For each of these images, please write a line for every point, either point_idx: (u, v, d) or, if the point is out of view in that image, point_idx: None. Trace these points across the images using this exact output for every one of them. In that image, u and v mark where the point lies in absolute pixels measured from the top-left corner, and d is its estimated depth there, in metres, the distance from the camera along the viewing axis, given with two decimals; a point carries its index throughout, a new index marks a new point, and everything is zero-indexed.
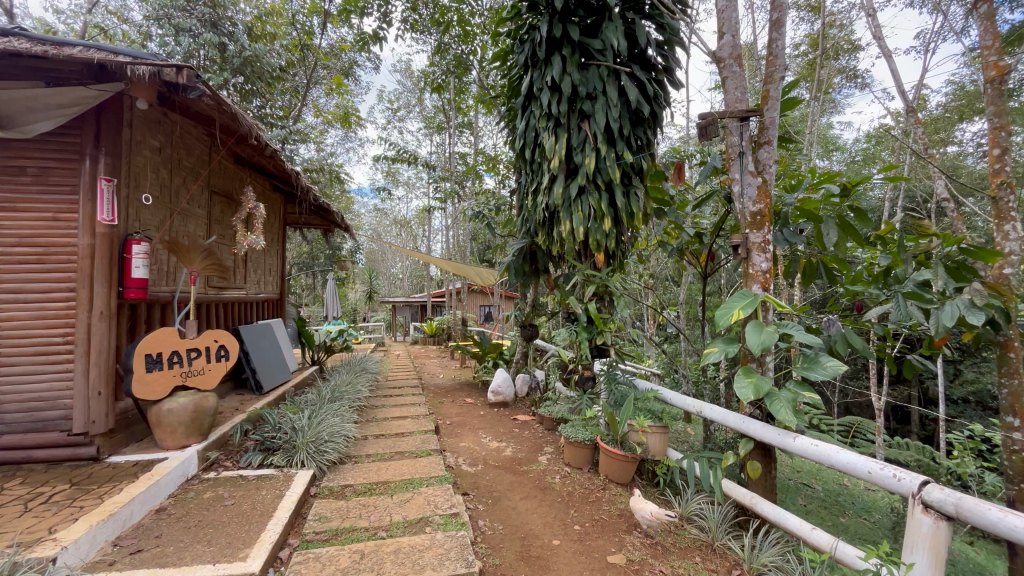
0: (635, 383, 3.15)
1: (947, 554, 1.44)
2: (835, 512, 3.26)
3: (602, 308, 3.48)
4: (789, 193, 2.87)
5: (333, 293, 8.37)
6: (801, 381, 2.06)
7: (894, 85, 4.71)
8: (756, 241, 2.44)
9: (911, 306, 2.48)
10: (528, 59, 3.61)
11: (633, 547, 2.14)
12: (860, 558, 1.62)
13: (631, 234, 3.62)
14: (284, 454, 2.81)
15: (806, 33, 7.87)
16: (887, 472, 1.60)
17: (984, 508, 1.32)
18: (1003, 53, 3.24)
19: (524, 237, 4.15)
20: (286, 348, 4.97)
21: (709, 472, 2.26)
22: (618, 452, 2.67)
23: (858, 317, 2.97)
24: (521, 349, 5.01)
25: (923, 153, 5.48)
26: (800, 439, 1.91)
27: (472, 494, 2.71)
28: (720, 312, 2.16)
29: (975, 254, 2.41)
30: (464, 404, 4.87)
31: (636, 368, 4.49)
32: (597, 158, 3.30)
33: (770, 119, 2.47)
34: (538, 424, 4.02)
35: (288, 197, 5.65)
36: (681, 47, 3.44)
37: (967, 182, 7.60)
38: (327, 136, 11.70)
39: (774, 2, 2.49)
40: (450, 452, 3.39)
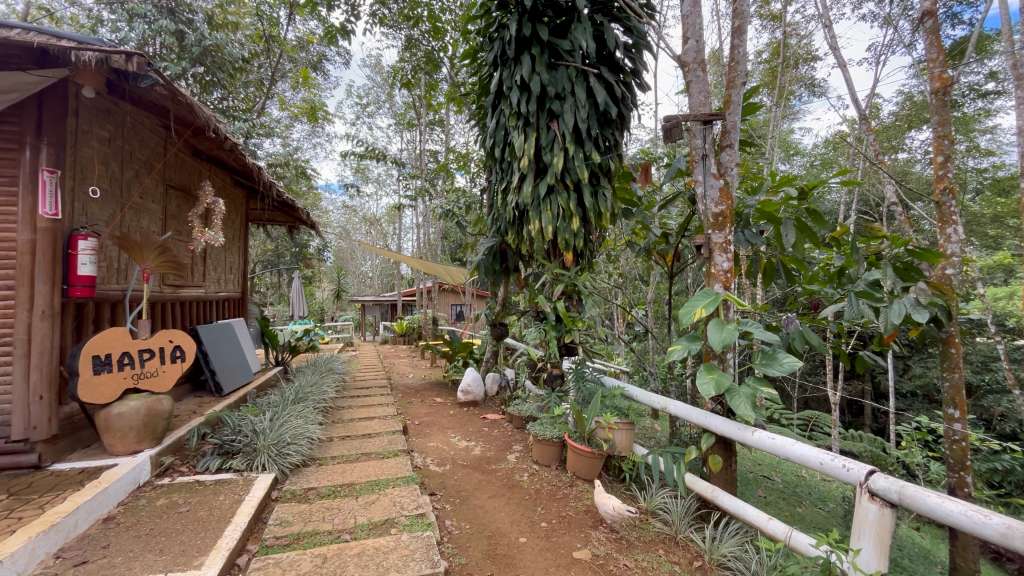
0: (603, 380, 3.19)
1: (891, 539, 1.52)
2: (792, 503, 3.39)
3: (571, 307, 3.51)
4: (751, 196, 2.96)
5: (299, 292, 8.15)
6: (760, 377, 2.13)
7: (849, 94, 4.95)
8: (718, 242, 2.51)
9: (863, 305, 2.58)
10: (498, 58, 3.62)
11: (598, 542, 2.17)
12: (812, 546, 1.68)
13: (599, 234, 3.67)
14: (244, 458, 2.72)
15: (767, 42, 8.16)
16: (838, 462, 1.68)
17: (924, 495, 1.40)
18: (946, 66, 3.48)
19: (494, 236, 4.15)
20: (248, 348, 4.81)
21: (673, 467, 2.31)
22: (585, 449, 2.70)
23: (815, 315, 3.10)
24: (491, 348, 5.00)
25: (874, 159, 5.78)
26: (758, 432, 1.98)
27: (440, 494, 2.70)
28: (683, 310, 2.21)
29: (921, 255, 2.55)
30: (433, 404, 4.84)
31: (605, 366, 4.57)
32: (566, 157, 3.33)
33: (732, 123, 2.55)
34: (507, 422, 4.03)
35: (250, 192, 5.47)
36: (648, 50, 3.50)
37: (916, 187, 8.04)
38: (294, 131, 11.40)
39: (736, 10, 2.58)
40: (418, 452, 3.36)
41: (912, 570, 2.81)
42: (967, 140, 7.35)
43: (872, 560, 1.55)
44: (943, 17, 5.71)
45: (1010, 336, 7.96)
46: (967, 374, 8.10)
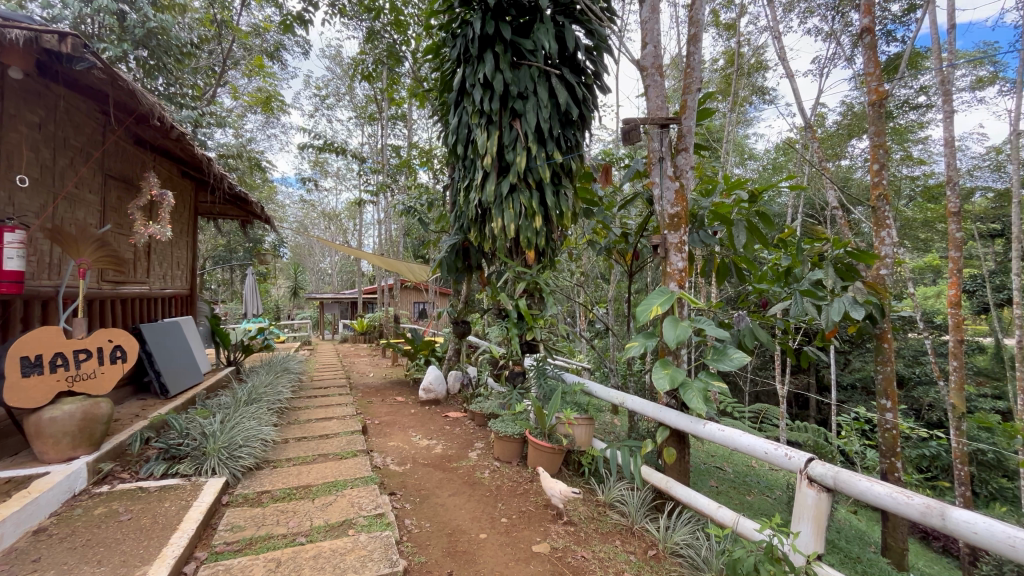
0: (564, 377, 3.24)
1: (827, 522, 1.63)
2: (742, 492, 3.57)
3: (532, 305, 3.54)
4: (705, 198, 3.07)
5: (253, 289, 7.82)
6: (711, 372, 2.22)
7: (796, 102, 5.25)
8: (673, 242, 2.60)
9: (806, 303, 2.73)
10: (460, 55, 3.60)
11: (557, 535, 2.21)
12: (757, 531, 1.77)
13: (561, 233, 3.71)
14: (192, 462, 2.60)
15: (722, 50, 8.48)
16: (781, 452, 1.77)
17: (857, 480, 1.51)
18: (882, 80, 3.78)
19: (457, 233, 4.13)
20: (196, 347, 4.59)
21: (630, 460, 2.39)
22: (545, 444, 2.73)
23: (764, 313, 3.25)
24: (454, 346, 4.98)
25: (818, 166, 6.13)
26: (709, 425, 2.06)
27: (400, 493, 2.67)
28: (640, 308, 2.28)
29: (858, 256, 2.73)
30: (394, 403, 4.77)
31: (567, 364, 4.66)
32: (528, 157, 3.35)
33: (688, 127, 2.64)
34: (469, 420, 4.03)
35: (200, 184, 5.21)
36: (609, 53, 3.57)
37: (856, 192, 8.56)
38: (247, 121, 10.92)
39: (692, 18, 2.67)
40: (379, 452, 3.31)
41: (848, 550, 3.02)
42: (901, 150, 7.89)
43: (809, 542, 1.65)
44: (879, 33, 6.11)
45: (936, 332, 8.63)
46: (900, 367, 8.70)
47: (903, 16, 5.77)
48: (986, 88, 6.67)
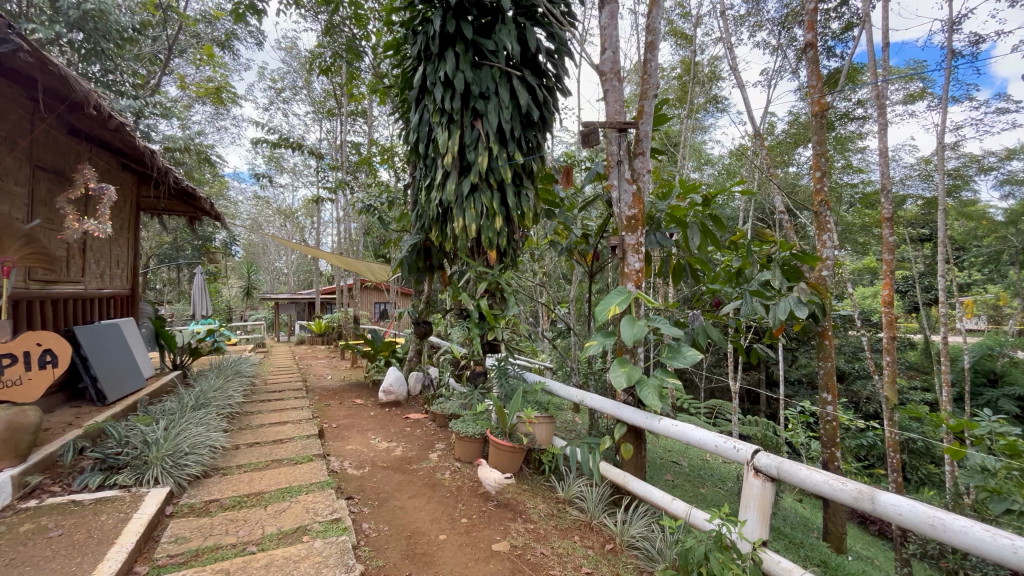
0: (525, 376, 3.26)
1: (771, 508, 1.71)
2: (696, 484, 3.72)
3: (493, 305, 3.54)
4: (662, 201, 3.17)
5: (202, 289, 7.45)
6: (666, 369, 2.30)
7: (747, 111, 5.51)
8: (630, 243, 2.67)
9: (755, 302, 2.86)
10: (421, 52, 3.56)
11: (517, 533, 2.22)
12: (707, 521, 1.85)
13: (522, 233, 3.73)
14: (132, 472, 2.45)
15: (679, 59, 8.77)
16: (730, 445, 1.85)
17: (799, 469, 1.59)
18: (824, 93, 4.02)
19: (418, 233, 4.08)
20: (138, 351, 4.32)
21: (589, 457, 2.43)
22: (505, 444, 2.74)
23: (717, 312, 3.37)
24: (414, 347, 4.91)
25: (767, 172, 6.44)
26: (663, 420, 2.13)
27: (357, 497, 2.62)
28: (599, 308, 2.33)
29: (801, 258, 2.90)
30: (352, 406, 4.67)
31: (529, 364, 4.70)
32: (489, 157, 3.36)
33: (644, 131, 2.72)
34: (430, 421, 3.99)
35: (142, 177, 4.92)
36: (569, 57, 3.62)
37: (801, 198, 9.04)
38: (194, 112, 10.39)
39: (649, 27, 2.75)
40: (336, 456, 3.23)
41: (792, 538, 3.19)
42: (842, 159, 8.40)
43: (755, 529, 1.73)
44: (821, 49, 6.49)
45: (872, 329, 9.25)
46: (841, 362, 9.26)
47: (841, 34, 6.15)
48: (916, 103, 7.21)
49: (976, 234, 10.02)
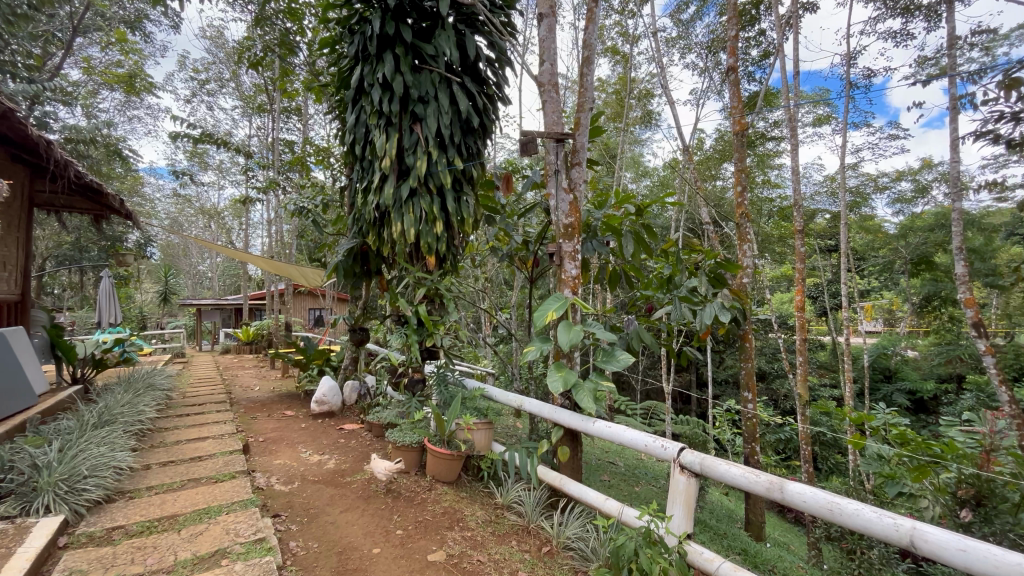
0: (464, 383, 3.24)
1: (695, 502, 1.81)
2: (631, 483, 3.88)
3: (432, 311, 3.49)
4: (598, 210, 3.29)
5: (110, 294, 6.76)
6: (601, 372, 2.37)
7: (678, 127, 5.84)
8: (567, 250, 2.74)
9: (684, 308, 3.03)
10: (359, 52, 3.47)
11: (454, 541, 2.20)
12: (638, 518, 1.91)
13: (462, 239, 3.73)
14: (17, 501, 2.17)
15: (616, 74, 9.14)
16: (658, 443, 1.92)
17: (721, 465, 1.69)
18: (744, 115, 4.36)
19: (355, 236, 3.96)
20: (29, 364, 3.84)
21: (527, 460, 2.45)
22: (443, 452, 2.72)
23: (650, 317, 3.51)
24: (350, 354, 4.74)
25: (695, 184, 6.84)
26: (598, 423, 2.18)
27: (285, 514, 2.48)
28: (537, 313, 2.37)
29: (725, 266, 3.12)
30: (282, 418, 4.41)
31: (472, 370, 4.68)
32: (428, 161, 3.34)
33: (581, 143, 2.80)
34: (366, 432, 3.86)
35: (36, 170, 4.40)
36: (509, 67, 3.67)
37: (726, 209, 9.70)
38: (101, 99, 9.45)
39: (586, 42, 2.85)
40: (262, 472, 3.04)
41: (718, 531, 3.38)
42: (762, 175, 9.11)
43: (680, 523, 1.82)
44: (743, 73, 7.01)
45: (788, 332, 10.07)
46: (762, 363, 9.99)
47: (760, 61, 6.68)
48: (822, 125, 7.98)
49: (873, 245, 11.20)
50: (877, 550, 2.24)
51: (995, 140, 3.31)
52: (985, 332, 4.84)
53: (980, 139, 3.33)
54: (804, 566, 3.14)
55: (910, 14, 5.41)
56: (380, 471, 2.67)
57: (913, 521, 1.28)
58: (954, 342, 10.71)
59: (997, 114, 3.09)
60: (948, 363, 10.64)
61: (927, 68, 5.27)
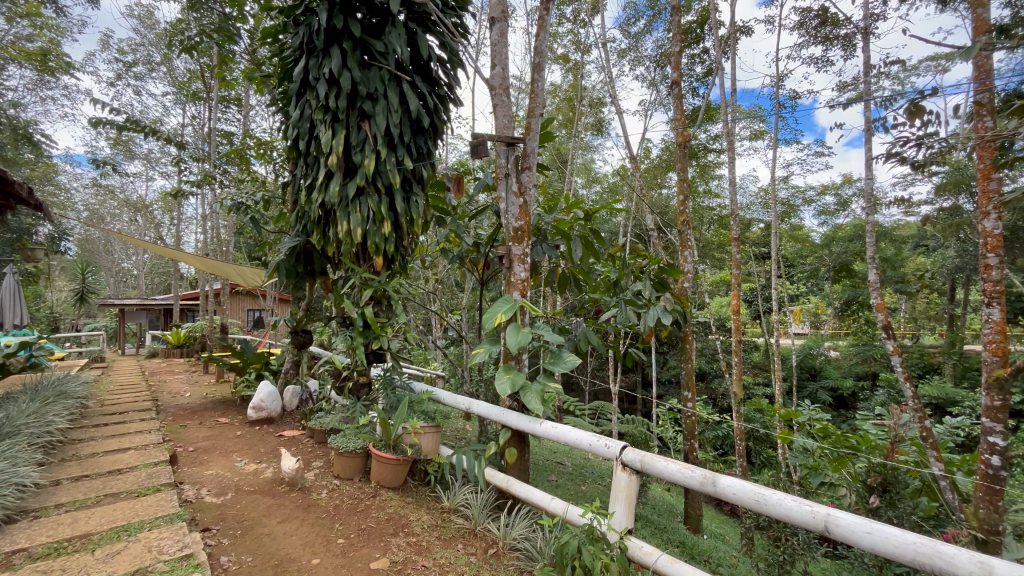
0: (412, 386, 3.19)
1: (635, 499, 1.87)
2: (578, 482, 3.98)
3: (379, 313, 3.40)
4: (548, 214, 3.35)
5: (16, 293, 6.12)
6: (548, 373, 2.40)
7: (626, 135, 6.05)
8: (517, 253, 2.76)
9: (629, 311, 3.14)
10: (304, 44, 3.35)
11: (398, 548, 2.16)
12: (581, 516, 1.95)
13: (411, 240, 3.67)
14: None
15: (568, 81, 9.32)
16: (601, 442, 1.97)
17: (662, 463, 1.76)
18: (687, 126, 4.58)
19: (298, 235, 3.80)
20: None
21: (474, 463, 2.44)
22: (389, 457, 2.66)
23: (597, 319, 3.60)
24: (292, 358, 4.54)
25: (641, 192, 7.10)
26: (545, 423, 2.21)
27: (216, 527, 2.33)
28: (486, 315, 2.38)
29: (667, 271, 3.26)
30: (216, 425, 4.16)
31: (421, 373, 4.63)
32: (377, 160, 3.26)
33: (530, 148, 2.83)
34: (307, 438, 3.71)
35: None
36: (461, 68, 3.66)
37: (670, 216, 10.12)
38: (8, 76, 8.54)
39: (536, 49, 2.90)
40: (191, 483, 2.85)
41: (659, 528, 3.52)
42: (703, 185, 9.59)
43: (622, 520, 1.87)
44: (687, 88, 7.37)
45: (725, 334, 10.64)
46: (703, 363, 10.50)
47: (704, 77, 7.05)
48: (758, 141, 8.51)
49: (801, 254, 12.07)
50: (800, 536, 2.36)
51: (902, 161, 3.66)
52: (893, 334, 5.34)
53: (890, 159, 3.68)
54: (738, 556, 3.32)
55: (830, 43, 5.90)
56: (287, 467, 2.74)
57: (828, 507, 1.41)
58: (869, 343, 11.71)
59: (903, 138, 3.42)
60: (864, 362, 11.62)
61: (847, 92, 5.76)
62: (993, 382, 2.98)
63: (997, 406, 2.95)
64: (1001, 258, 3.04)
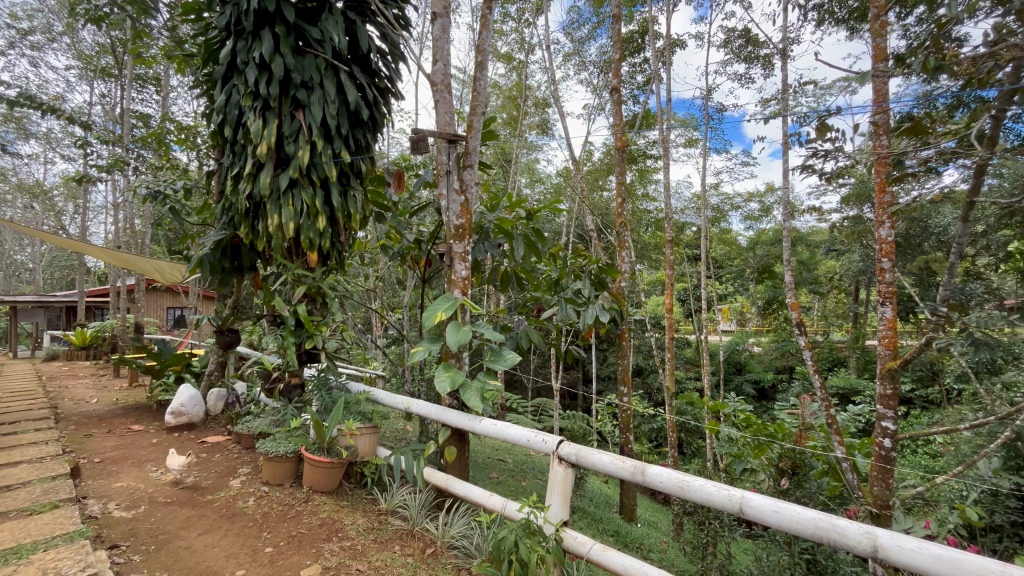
0: (349, 387, 3.09)
1: (570, 491, 1.91)
2: (519, 478, 4.03)
3: (313, 310, 3.26)
4: (490, 213, 3.35)
5: None
6: (489, 371, 2.41)
7: (568, 137, 6.19)
8: (458, 251, 2.75)
9: (569, 309, 3.23)
10: (232, 25, 3.15)
11: (331, 553, 2.09)
12: (518, 512, 1.98)
13: (349, 235, 3.55)
14: None
15: (513, 80, 9.38)
16: (539, 437, 2.00)
17: (595, 456, 1.81)
18: (626, 131, 4.74)
19: (224, 228, 3.56)
20: None
21: (413, 463, 2.41)
22: (322, 460, 2.56)
23: (539, 317, 3.66)
24: (216, 359, 4.25)
25: (582, 193, 7.29)
26: (484, 421, 2.22)
27: (126, 544, 2.15)
28: (426, 313, 2.35)
29: (606, 270, 3.38)
30: (127, 433, 3.81)
31: (360, 373, 4.49)
32: (312, 151, 3.13)
33: (472, 146, 2.83)
34: (233, 443, 3.50)
35: None
36: (403, 62, 3.58)
37: (610, 217, 10.47)
38: None
39: (479, 47, 2.89)
40: (97, 497, 2.60)
41: (596, 520, 3.63)
42: (642, 188, 10.00)
43: (558, 512, 1.92)
44: (628, 96, 7.64)
45: (660, 331, 11.17)
46: (640, 360, 10.96)
47: (643, 86, 7.36)
48: (691, 148, 8.99)
49: (728, 256, 12.89)
50: (722, 519, 2.53)
51: (814, 173, 4.01)
52: (805, 330, 5.87)
53: (803, 171, 4.01)
54: (668, 541, 3.50)
55: (752, 62, 6.35)
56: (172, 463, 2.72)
57: (743, 491, 1.53)
58: (786, 339, 12.75)
59: (816, 152, 3.75)
60: (783, 357, 12.62)
61: (769, 107, 6.23)
62: (886, 373, 3.33)
63: (889, 394, 3.29)
64: (893, 263, 3.41)
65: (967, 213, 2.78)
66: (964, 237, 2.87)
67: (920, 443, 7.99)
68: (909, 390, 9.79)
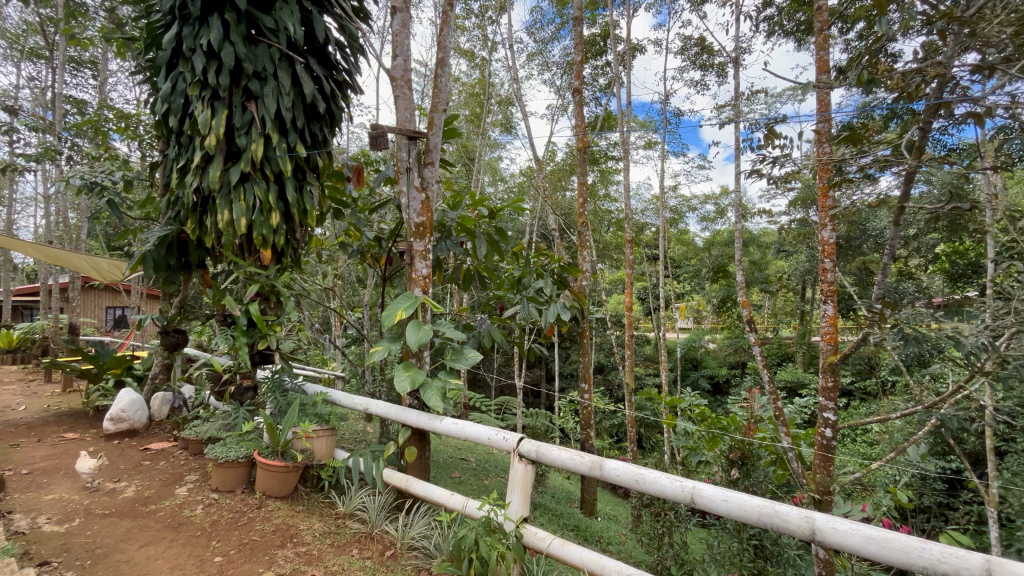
0: (305, 388, 3.00)
1: (530, 487, 1.93)
2: (481, 477, 4.03)
3: (267, 310, 3.15)
4: (452, 210, 3.32)
5: None
6: (450, 370, 2.39)
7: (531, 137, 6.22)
8: (419, 250, 2.72)
9: (531, 307, 3.27)
10: (178, 10, 2.99)
11: (285, 560, 2.03)
12: (479, 510, 1.98)
13: (305, 232, 3.43)
14: None
15: (477, 78, 9.34)
16: (500, 436, 2.01)
17: (554, 451, 1.84)
18: (587, 132, 4.81)
19: (169, 223, 3.37)
20: None
21: (372, 465, 2.36)
22: (276, 464, 2.48)
23: (501, 315, 3.66)
24: (160, 362, 4.01)
25: (545, 192, 7.35)
26: (445, 420, 2.21)
27: (58, 560, 2.01)
28: (386, 312, 2.31)
29: (567, 270, 3.43)
30: (60, 442, 3.55)
31: (317, 374, 4.36)
32: (265, 145, 3.01)
33: (434, 143, 2.79)
34: (180, 450, 3.32)
35: None
36: (362, 55, 3.51)
37: (572, 217, 10.59)
38: None
39: (441, 43, 2.87)
40: (24, 512, 2.41)
41: (558, 517, 3.68)
42: (603, 189, 10.18)
43: (518, 509, 1.93)
44: (591, 98, 7.77)
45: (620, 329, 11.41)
46: (601, 357, 11.17)
47: (605, 88, 7.49)
48: (651, 150, 9.23)
49: (685, 256, 13.32)
50: (677, 510, 2.62)
51: (763, 177, 4.20)
52: (755, 328, 6.15)
53: (752, 175, 4.20)
54: (626, 534, 3.59)
55: (707, 69, 6.58)
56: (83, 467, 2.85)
57: (694, 482, 1.59)
58: (739, 336, 13.30)
59: (764, 157, 3.93)
60: (736, 353, 13.17)
61: (723, 113, 6.47)
62: (828, 367, 3.54)
63: (831, 387, 3.48)
64: (834, 263, 3.62)
65: (897, 218, 2.97)
66: (896, 240, 3.07)
67: (858, 432, 8.54)
68: (849, 382, 10.44)
